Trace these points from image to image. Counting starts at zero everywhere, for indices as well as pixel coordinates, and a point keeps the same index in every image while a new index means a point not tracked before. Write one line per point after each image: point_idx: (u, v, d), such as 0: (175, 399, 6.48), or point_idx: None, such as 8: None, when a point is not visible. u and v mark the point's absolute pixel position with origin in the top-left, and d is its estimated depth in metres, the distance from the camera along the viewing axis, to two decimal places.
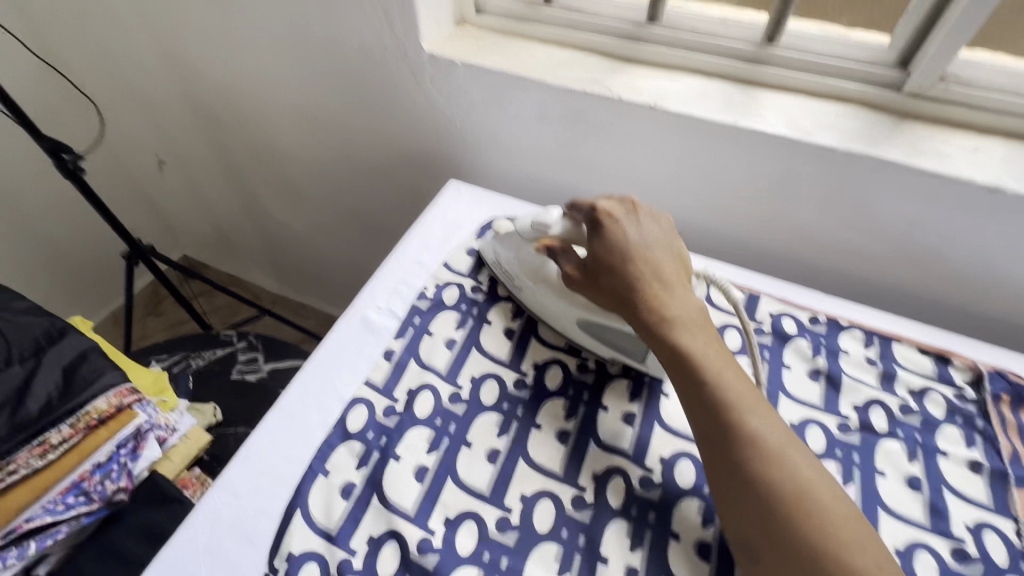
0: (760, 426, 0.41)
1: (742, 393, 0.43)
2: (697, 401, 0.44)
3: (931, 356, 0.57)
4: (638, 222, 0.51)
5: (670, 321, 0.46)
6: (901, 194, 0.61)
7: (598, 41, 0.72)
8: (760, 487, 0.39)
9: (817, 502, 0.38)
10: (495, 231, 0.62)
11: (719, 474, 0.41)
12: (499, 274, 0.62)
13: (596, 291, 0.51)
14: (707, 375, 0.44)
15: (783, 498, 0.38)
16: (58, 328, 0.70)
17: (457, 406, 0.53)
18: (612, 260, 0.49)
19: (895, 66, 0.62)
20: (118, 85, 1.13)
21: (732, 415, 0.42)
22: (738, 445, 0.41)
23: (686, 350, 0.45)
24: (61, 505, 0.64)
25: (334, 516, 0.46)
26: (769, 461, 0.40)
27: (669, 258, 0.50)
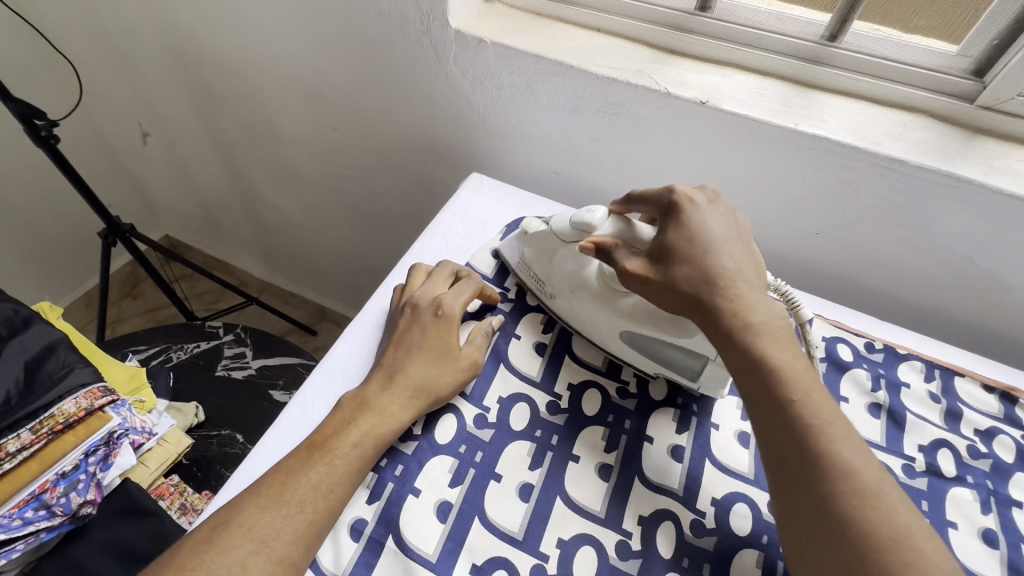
0: (854, 457, 0.35)
1: (832, 416, 0.37)
2: (778, 421, 0.38)
3: (996, 393, 0.53)
4: (721, 217, 0.46)
5: (754, 326, 0.40)
6: (970, 216, 0.56)
7: (642, 28, 0.65)
8: (851, 528, 0.33)
9: (919, 551, 0.32)
10: (523, 230, 0.56)
11: (796, 506, 0.36)
12: (527, 281, 0.56)
13: (668, 293, 0.43)
14: (796, 393, 0.38)
15: (879, 541, 0.32)
16: (23, 316, 0.63)
17: (483, 431, 0.46)
18: (691, 250, 0.44)
19: (970, 75, 0.57)
20: (100, 47, 1.03)
21: (821, 440, 0.36)
22: (826, 476, 0.35)
23: (773, 362, 0.39)
24: (17, 519, 0.56)
25: (343, 560, 0.40)
26: (863, 497, 0.34)
27: (747, 255, 0.44)
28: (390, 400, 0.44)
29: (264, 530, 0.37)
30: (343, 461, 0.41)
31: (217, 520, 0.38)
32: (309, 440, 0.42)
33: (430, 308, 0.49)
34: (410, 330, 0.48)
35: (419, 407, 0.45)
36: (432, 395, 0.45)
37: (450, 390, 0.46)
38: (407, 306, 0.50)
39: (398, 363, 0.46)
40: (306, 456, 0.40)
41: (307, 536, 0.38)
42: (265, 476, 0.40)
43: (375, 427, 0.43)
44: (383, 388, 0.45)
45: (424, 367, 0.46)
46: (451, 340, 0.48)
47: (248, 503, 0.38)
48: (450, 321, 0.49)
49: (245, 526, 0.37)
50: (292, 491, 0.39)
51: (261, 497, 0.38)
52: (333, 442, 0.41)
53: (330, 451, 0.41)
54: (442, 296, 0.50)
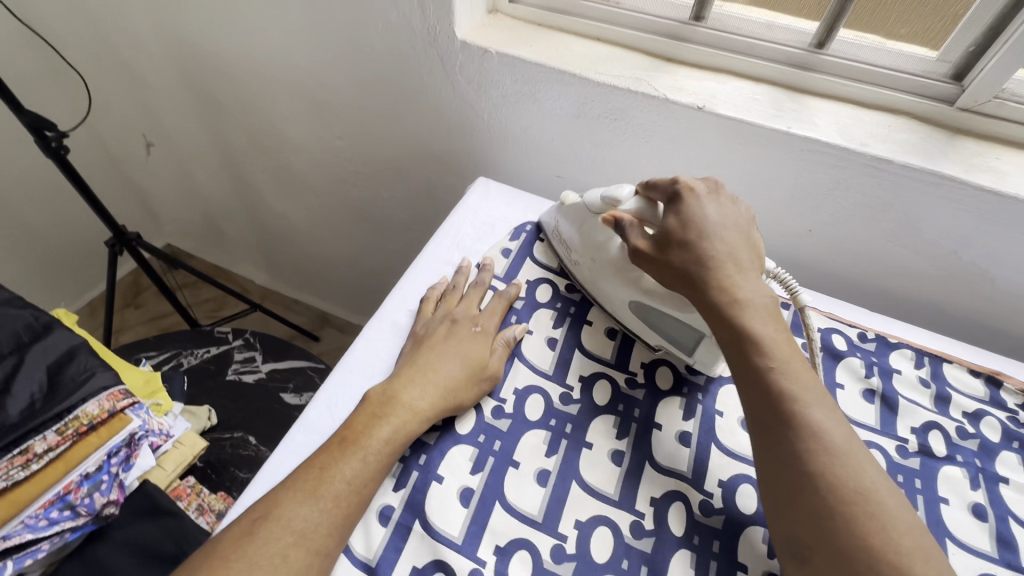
0: (825, 421, 0.38)
1: (807, 384, 0.40)
2: (757, 387, 0.41)
3: (981, 377, 0.56)
4: (719, 204, 0.48)
5: (738, 303, 0.43)
6: (954, 211, 0.59)
7: (641, 38, 0.68)
8: (819, 483, 0.36)
9: (880, 504, 0.35)
10: (562, 203, 0.60)
11: (771, 465, 0.39)
12: (557, 245, 0.61)
13: (663, 269, 0.47)
14: (774, 362, 0.41)
15: (843, 496, 0.35)
16: (43, 323, 0.64)
17: (500, 421, 0.49)
18: (687, 233, 0.46)
19: (949, 79, 0.60)
20: (107, 60, 1.05)
21: (795, 404, 0.39)
22: (797, 436, 0.38)
23: (754, 334, 0.42)
24: (43, 520, 0.57)
25: (373, 544, 0.42)
26: (833, 455, 0.37)
27: (742, 243, 0.47)
28: (420, 400, 0.46)
29: (303, 523, 0.38)
30: (375, 456, 0.43)
31: (256, 513, 0.39)
32: (340, 435, 0.44)
33: (468, 323, 0.53)
34: (444, 340, 0.51)
35: (447, 409, 0.47)
36: (459, 399, 0.48)
37: (473, 397, 0.48)
38: (443, 318, 0.54)
39: (430, 366, 0.49)
40: (340, 451, 0.42)
41: (340, 527, 0.40)
42: (300, 470, 0.41)
43: (405, 425, 0.45)
44: (412, 387, 0.47)
45: (454, 372, 0.48)
46: (481, 351, 0.51)
47: (285, 496, 0.40)
48: (485, 335, 0.53)
49: (284, 518, 0.38)
50: (328, 485, 0.40)
51: (298, 491, 0.40)
52: (365, 438, 0.43)
53: (362, 447, 0.42)
54: (476, 315, 0.55)
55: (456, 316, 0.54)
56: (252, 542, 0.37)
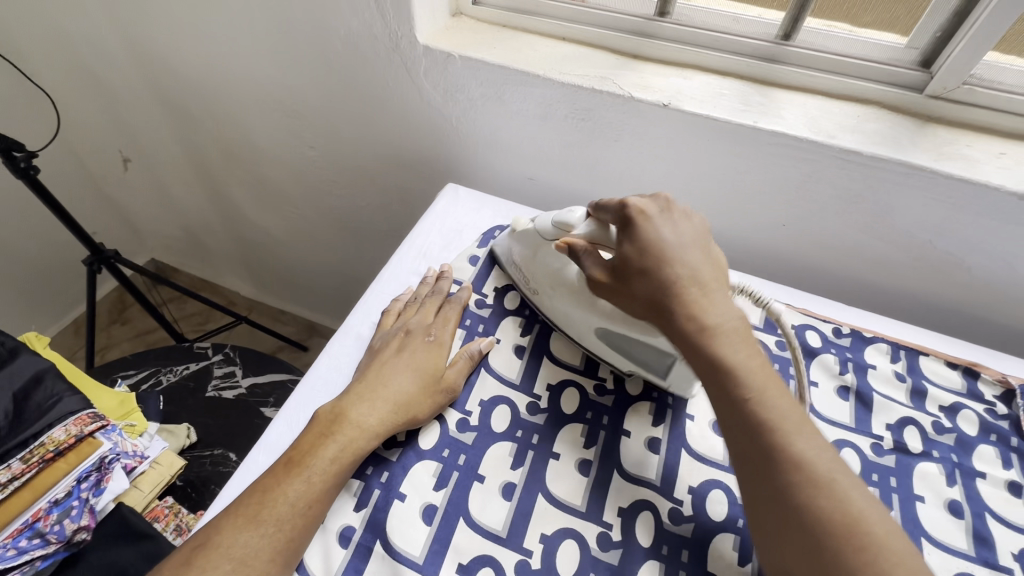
0: (807, 449, 0.37)
1: (786, 411, 0.39)
2: (735, 418, 0.39)
3: (959, 369, 0.55)
4: (673, 221, 0.47)
5: (709, 330, 0.41)
6: (926, 201, 0.58)
7: (606, 35, 0.67)
8: (804, 517, 0.35)
9: (870, 534, 0.34)
10: (512, 227, 0.59)
11: (756, 499, 0.38)
12: (512, 271, 0.59)
13: (628, 299, 0.46)
14: (749, 392, 0.39)
15: (832, 528, 0.34)
16: (8, 348, 0.64)
17: (466, 434, 0.48)
18: (644, 261, 0.44)
19: (917, 66, 0.59)
20: (75, 77, 1.04)
21: (775, 435, 0.38)
22: (780, 469, 0.36)
23: (727, 363, 0.40)
24: (11, 550, 0.56)
25: (333, 566, 0.41)
26: (818, 486, 0.35)
27: (704, 259, 0.45)
28: (368, 415, 0.45)
29: (243, 550, 0.38)
30: (320, 476, 0.42)
31: (198, 541, 0.39)
32: (287, 456, 0.43)
33: (423, 333, 0.52)
34: (398, 353, 0.50)
35: (398, 424, 0.46)
36: (411, 412, 0.46)
37: (428, 411, 0.47)
38: (397, 331, 0.53)
39: (381, 380, 0.48)
40: (284, 473, 0.41)
41: (283, 553, 0.39)
42: (245, 495, 0.41)
43: (352, 442, 0.44)
44: (359, 404, 0.46)
45: (405, 385, 0.47)
46: (437, 362, 0.50)
47: (227, 523, 0.39)
48: (441, 345, 0.52)
49: (225, 546, 0.38)
50: (270, 509, 0.40)
51: (240, 517, 0.39)
52: (309, 458, 0.42)
53: (307, 467, 0.42)
54: (431, 325, 0.53)
55: (411, 328, 0.53)
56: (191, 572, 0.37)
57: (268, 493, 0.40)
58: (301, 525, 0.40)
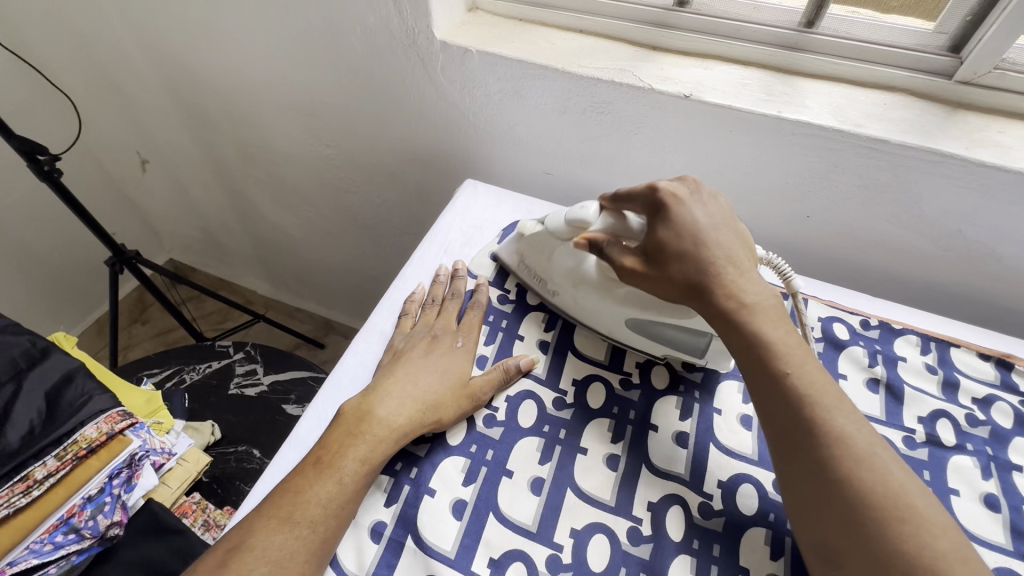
0: (848, 425, 0.37)
1: (825, 386, 0.39)
2: (772, 394, 0.40)
3: (991, 360, 0.54)
4: (704, 202, 0.47)
5: (748, 305, 0.42)
6: (957, 190, 0.57)
7: (624, 27, 0.66)
8: (846, 488, 0.35)
9: (911, 506, 0.34)
10: (522, 233, 0.57)
11: (794, 475, 0.37)
12: (525, 278, 0.58)
13: (663, 282, 0.45)
14: (791, 368, 0.40)
15: (871, 500, 0.34)
16: (40, 347, 0.65)
17: (493, 430, 0.48)
18: (683, 242, 0.45)
19: (946, 51, 0.58)
20: (94, 80, 1.05)
21: (814, 411, 0.38)
22: (820, 444, 0.36)
23: (765, 339, 0.41)
24: (48, 544, 0.58)
25: (366, 561, 0.41)
26: (857, 461, 0.35)
27: (734, 238, 0.46)
28: (396, 414, 0.46)
29: (277, 552, 0.38)
30: (351, 478, 0.42)
31: (231, 543, 0.40)
32: (316, 456, 0.43)
33: (449, 339, 0.53)
34: (423, 356, 0.51)
35: (426, 424, 0.46)
36: (439, 414, 0.47)
37: (456, 414, 0.47)
38: (424, 334, 0.53)
39: (406, 382, 0.48)
40: (315, 473, 0.42)
41: (317, 553, 0.39)
42: (276, 496, 0.41)
43: (380, 443, 0.44)
44: (387, 404, 0.46)
45: (433, 387, 0.48)
46: (463, 367, 0.50)
47: (261, 525, 0.40)
48: (467, 351, 0.52)
49: (258, 547, 0.39)
50: (303, 510, 0.40)
51: (272, 519, 0.40)
52: (339, 459, 0.43)
53: (338, 468, 0.42)
54: (456, 330, 0.54)
55: (438, 332, 0.53)
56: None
57: (301, 493, 0.41)
58: (334, 525, 0.41)
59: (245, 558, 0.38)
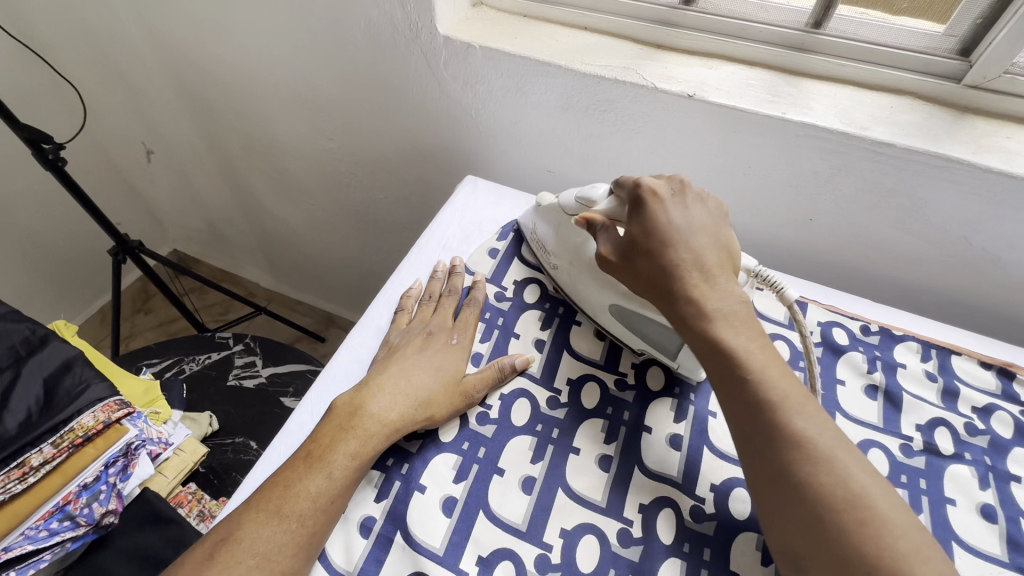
0: (808, 429, 0.36)
1: (788, 390, 0.38)
2: (734, 401, 0.39)
3: (993, 369, 0.53)
4: (683, 204, 0.46)
5: (709, 313, 0.41)
6: (962, 196, 0.56)
7: (630, 25, 0.66)
8: (807, 495, 0.34)
9: (874, 511, 0.33)
10: (539, 203, 0.59)
11: (760, 482, 0.37)
12: (535, 246, 0.60)
13: (631, 275, 0.46)
14: (750, 372, 0.39)
15: (835, 507, 0.34)
16: (38, 335, 0.65)
17: (486, 428, 0.48)
18: (651, 242, 0.44)
19: (956, 55, 0.57)
20: (100, 70, 1.06)
21: (776, 415, 0.37)
22: (780, 450, 0.36)
23: (726, 344, 0.40)
24: (43, 531, 0.58)
25: (354, 556, 0.41)
26: (818, 463, 0.35)
27: (712, 247, 0.45)
28: (388, 410, 0.45)
29: (265, 546, 0.38)
30: (341, 473, 0.42)
31: (219, 535, 0.40)
32: (306, 450, 0.43)
33: (445, 336, 0.53)
34: (418, 352, 0.50)
35: (418, 420, 0.46)
36: (431, 411, 0.47)
37: (449, 412, 0.47)
38: (421, 329, 0.53)
39: (398, 377, 0.48)
40: (305, 467, 0.42)
41: (305, 548, 0.39)
42: (266, 489, 0.42)
43: (370, 438, 0.44)
44: (380, 399, 0.46)
45: (426, 383, 0.48)
46: (457, 364, 0.50)
47: (249, 519, 0.40)
48: (463, 349, 0.52)
49: (246, 541, 0.39)
50: (291, 504, 0.40)
51: (260, 512, 0.40)
52: (329, 454, 0.43)
53: (328, 463, 0.42)
54: (454, 325, 0.54)
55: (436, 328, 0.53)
56: (213, 567, 0.38)
57: (290, 487, 0.41)
58: (324, 520, 0.41)
59: (233, 552, 0.38)
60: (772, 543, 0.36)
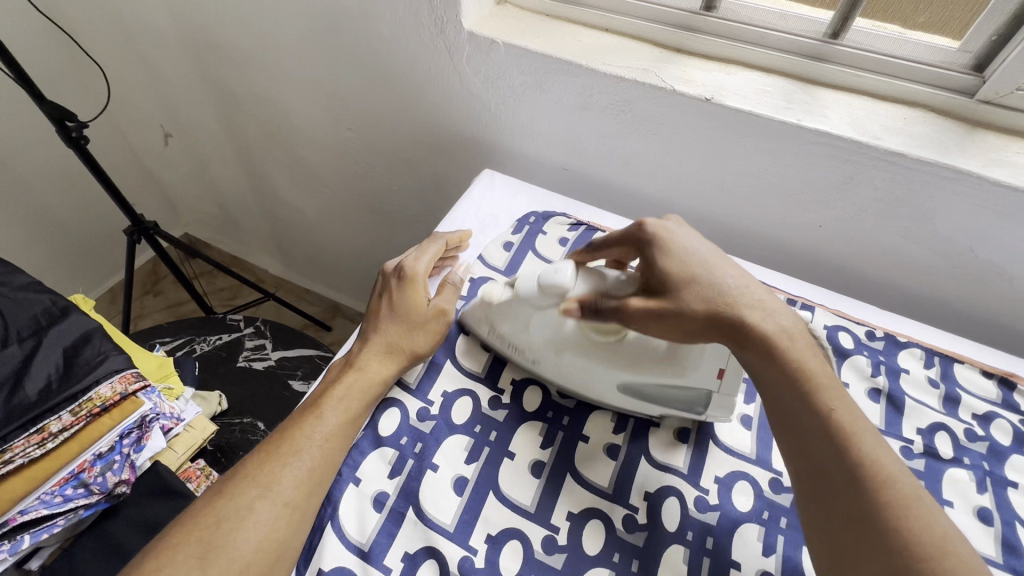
0: (889, 467, 0.37)
1: (863, 425, 0.39)
2: (813, 433, 0.40)
3: (994, 378, 0.54)
4: (681, 232, 0.48)
5: (784, 335, 0.42)
6: (971, 208, 0.57)
7: (651, 28, 0.67)
8: (890, 533, 0.35)
9: (955, 554, 0.34)
10: (484, 297, 0.51)
11: (836, 517, 0.37)
12: (503, 350, 0.51)
13: (682, 318, 0.43)
14: (832, 403, 0.40)
15: (915, 544, 0.34)
16: (60, 307, 0.66)
17: (498, 412, 0.49)
18: (685, 269, 0.44)
19: (970, 70, 0.58)
20: (125, 52, 1.07)
21: (856, 449, 0.38)
22: (864, 486, 0.37)
23: (807, 373, 0.41)
24: (58, 496, 0.60)
25: (367, 529, 0.42)
26: (900, 506, 0.36)
27: (741, 272, 0.45)
28: (371, 357, 0.48)
29: (266, 479, 0.40)
30: (335, 415, 0.44)
31: (223, 481, 0.41)
32: (304, 405, 0.46)
33: (396, 277, 0.52)
34: (382, 301, 0.51)
35: (401, 361, 0.48)
36: (409, 348, 0.49)
37: (426, 346, 0.50)
38: (386, 271, 0.54)
39: (373, 329, 0.49)
40: (301, 416, 0.44)
41: (308, 483, 0.41)
42: (267, 440, 0.43)
43: (361, 383, 0.46)
44: (365, 348, 0.48)
45: (397, 325, 0.49)
46: (419, 297, 0.51)
47: (251, 463, 0.41)
48: (419, 280, 0.51)
49: (255, 475, 0.40)
50: (289, 445, 0.42)
51: (265, 453, 0.42)
52: (322, 402, 0.45)
53: (322, 408, 0.44)
54: (415, 258, 0.53)
55: (396, 265, 0.53)
56: (220, 501, 0.39)
57: (288, 433, 0.43)
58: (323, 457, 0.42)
59: (236, 488, 0.40)
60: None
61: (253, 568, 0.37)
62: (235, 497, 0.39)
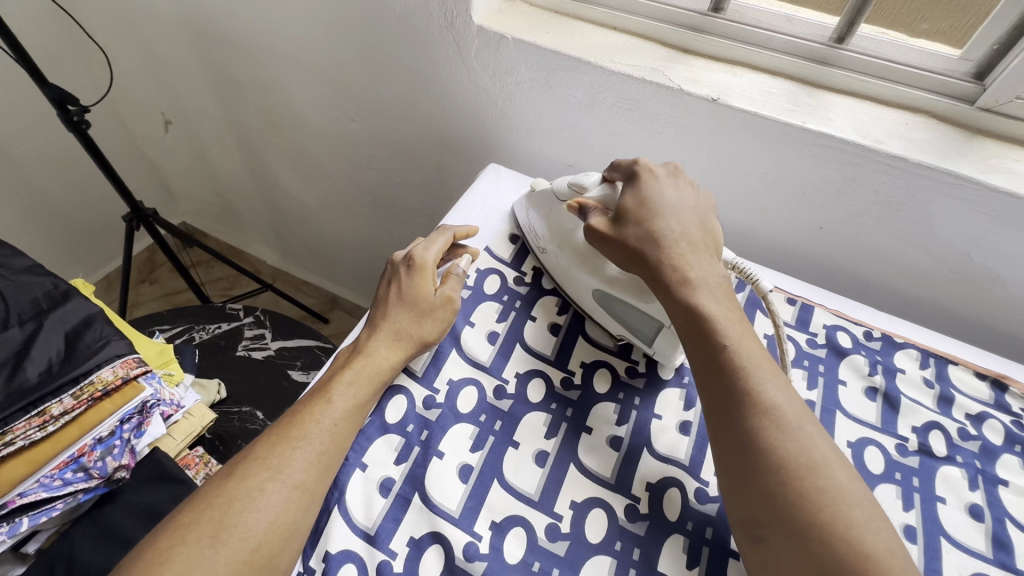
0: (777, 397, 0.40)
1: (759, 363, 0.42)
2: (709, 365, 0.43)
3: (987, 380, 0.55)
4: (676, 184, 0.52)
5: (691, 280, 0.46)
6: (968, 213, 0.59)
7: (659, 28, 0.68)
8: (769, 458, 0.38)
9: (831, 478, 0.37)
10: (533, 187, 0.61)
11: (723, 444, 0.41)
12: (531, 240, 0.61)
13: (619, 247, 0.49)
14: (728, 340, 0.43)
15: (794, 470, 0.37)
16: (62, 290, 0.66)
17: (503, 402, 0.50)
18: (643, 212, 0.49)
19: (971, 78, 0.59)
20: (128, 36, 1.06)
21: (748, 382, 0.41)
22: (748, 416, 0.40)
23: (708, 310, 0.45)
24: (57, 480, 0.60)
25: (374, 514, 0.43)
26: (781, 431, 0.39)
27: (697, 223, 0.50)
28: (379, 344, 0.48)
29: (277, 460, 0.40)
30: (344, 400, 0.44)
31: (233, 462, 0.42)
32: (312, 390, 0.46)
33: (404, 267, 0.52)
34: (391, 289, 0.52)
35: (408, 347, 0.49)
36: (418, 335, 0.49)
37: (432, 333, 0.50)
38: (395, 261, 0.54)
39: (382, 317, 0.50)
40: (310, 400, 0.44)
41: (318, 466, 0.41)
42: (277, 423, 0.44)
43: (369, 369, 0.47)
44: (373, 335, 0.49)
45: (405, 313, 0.50)
46: (427, 287, 0.51)
47: (261, 445, 0.42)
48: (427, 270, 0.52)
49: (264, 458, 0.41)
50: (299, 429, 0.42)
51: (276, 436, 0.42)
52: (331, 386, 0.45)
53: (330, 392, 0.45)
54: (424, 248, 0.54)
55: (405, 254, 0.54)
56: (231, 481, 0.40)
57: (296, 417, 0.43)
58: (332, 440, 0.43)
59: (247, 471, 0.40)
60: (731, 511, 0.40)
61: (263, 548, 0.37)
62: (246, 478, 0.39)
